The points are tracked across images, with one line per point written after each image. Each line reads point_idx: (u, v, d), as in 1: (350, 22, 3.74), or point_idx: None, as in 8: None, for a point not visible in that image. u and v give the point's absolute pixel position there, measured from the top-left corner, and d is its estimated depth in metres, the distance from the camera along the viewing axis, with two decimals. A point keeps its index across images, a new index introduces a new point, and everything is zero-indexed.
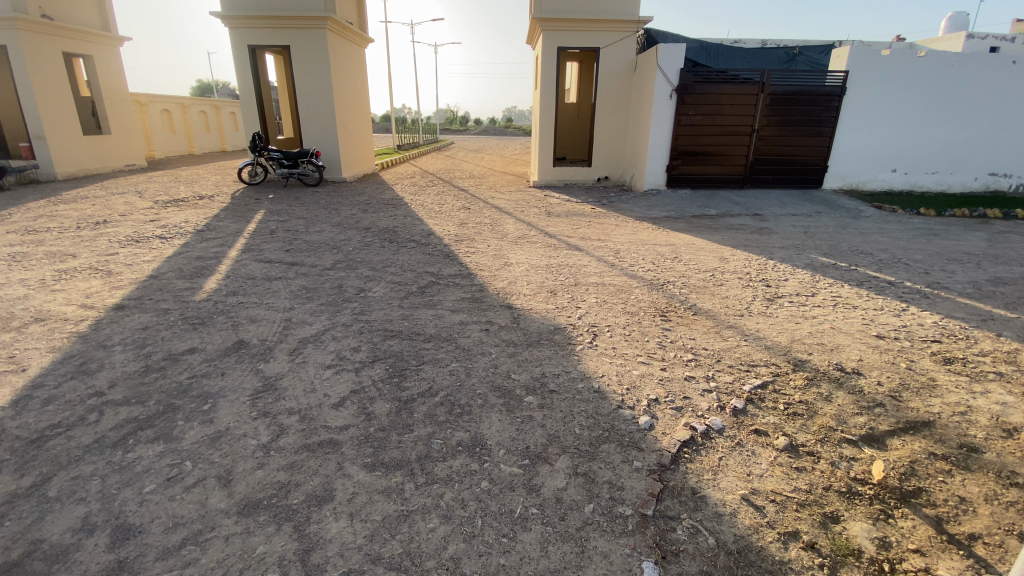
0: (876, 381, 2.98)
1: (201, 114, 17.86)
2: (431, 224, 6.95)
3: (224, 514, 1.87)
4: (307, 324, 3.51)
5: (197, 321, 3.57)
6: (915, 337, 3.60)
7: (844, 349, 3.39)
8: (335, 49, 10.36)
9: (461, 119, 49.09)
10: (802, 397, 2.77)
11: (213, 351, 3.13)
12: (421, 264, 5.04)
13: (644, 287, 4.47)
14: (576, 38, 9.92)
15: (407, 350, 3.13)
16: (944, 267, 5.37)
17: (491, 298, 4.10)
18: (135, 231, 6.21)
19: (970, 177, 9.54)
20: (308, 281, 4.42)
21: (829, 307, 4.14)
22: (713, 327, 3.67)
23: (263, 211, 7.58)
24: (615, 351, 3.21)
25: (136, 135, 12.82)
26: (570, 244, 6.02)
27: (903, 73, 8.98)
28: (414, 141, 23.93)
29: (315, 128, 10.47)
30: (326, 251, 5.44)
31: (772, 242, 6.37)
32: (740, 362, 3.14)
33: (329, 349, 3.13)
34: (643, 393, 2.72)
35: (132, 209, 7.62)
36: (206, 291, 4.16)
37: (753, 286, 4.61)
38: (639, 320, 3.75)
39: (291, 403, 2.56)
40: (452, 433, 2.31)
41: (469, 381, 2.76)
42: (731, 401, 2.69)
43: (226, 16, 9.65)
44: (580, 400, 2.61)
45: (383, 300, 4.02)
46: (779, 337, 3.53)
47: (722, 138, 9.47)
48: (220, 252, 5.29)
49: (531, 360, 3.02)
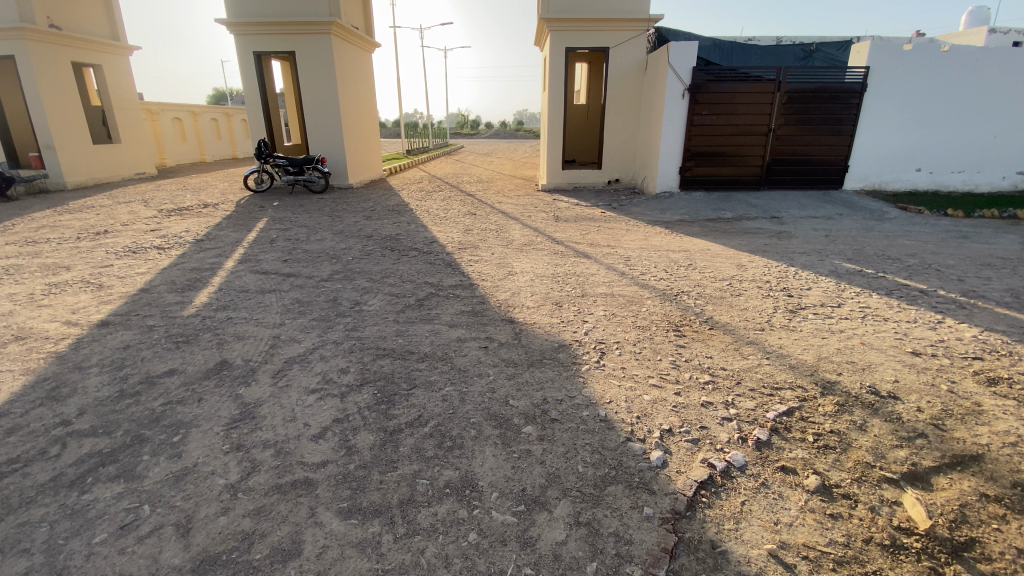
0: (916, 407, 2.67)
1: (212, 122, 17.93)
2: (435, 231, 6.76)
3: (177, 572, 1.65)
4: (295, 342, 3.30)
5: (181, 339, 3.38)
6: (955, 354, 3.27)
7: (877, 368, 3.08)
8: (340, 53, 10.23)
9: (472, 124, 49.07)
10: (834, 427, 2.48)
11: (193, 373, 2.93)
12: (421, 274, 4.82)
13: (657, 299, 4.20)
14: (585, 38, 9.68)
15: (398, 371, 2.90)
16: (979, 273, 5.01)
17: (492, 311, 3.85)
18: (133, 241, 6.09)
19: (997, 176, 9.09)
20: (302, 293, 4.23)
21: (857, 320, 3.83)
22: (731, 343, 3.39)
23: (265, 219, 7.45)
24: (625, 371, 2.95)
25: (146, 143, 12.83)
26: (578, 251, 5.76)
27: (929, 67, 8.56)
28: (424, 145, 23.85)
29: (321, 135, 10.35)
30: (324, 260, 5.26)
31: (791, 247, 6.05)
32: (763, 385, 2.86)
33: (316, 371, 2.92)
34: (655, 422, 2.45)
35: (136, 218, 7.54)
36: (195, 306, 3.98)
37: (774, 296, 4.31)
38: (651, 335, 3.48)
39: (267, 434, 2.35)
40: (440, 472, 2.07)
41: (462, 409, 2.52)
42: (754, 431, 2.41)
43: (231, 24, 9.59)
44: (586, 431, 2.35)
45: (378, 314, 3.80)
46: (804, 355, 3.24)
47: (737, 139, 9.13)
48: (216, 263, 5.13)
49: (532, 383, 2.77)
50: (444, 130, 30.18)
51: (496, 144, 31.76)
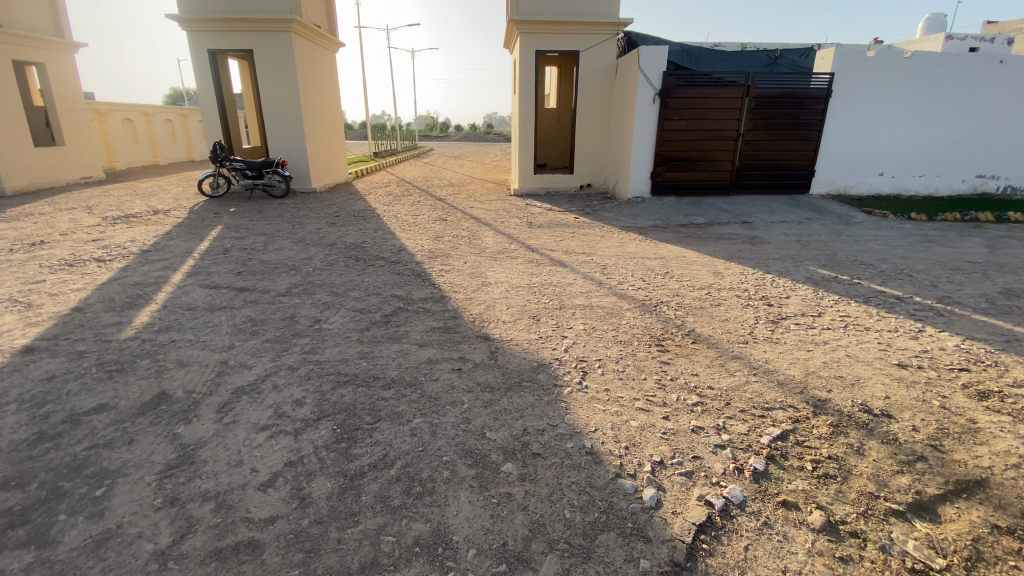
0: (911, 425, 2.56)
1: (166, 123, 17.04)
2: (404, 238, 6.45)
3: None
4: (245, 369, 2.98)
5: (115, 367, 3.00)
6: (940, 365, 3.20)
7: (866, 384, 2.97)
8: (302, 53, 9.80)
9: (441, 126, 48.63)
10: (831, 452, 2.34)
11: (125, 410, 2.57)
12: (388, 285, 4.53)
13: (636, 310, 4.03)
14: (555, 41, 9.54)
15: (361, 400, 2.62)
16: (951, 278, 5.06)
17: (465, 328, 3.60)
18: (71, 252, 5.58)
19: (957, 179, 9.39)
20: (256, 311, 3.88)
21: (839, 330, 3.74)
22: (716, 358, 3.23)
23: (220, 227, 6.99)
24: (608, 394, 2.74)
25: (93, 146, 12.01)
26: (554, 259, 5.57)
27: (890, 74, 8.78)
28: (392, 148, 23.38)
29: (282, 138, 9.88)
30: (283, 272, 4.90)
31: (766, 253, 6.00)
32: (753, 405, 2.69)
33: (267, 403, 2.60)
34: (645, 452, 2.26)
35: (77, 226, 6.97)
36: (134, 327, 3.58)
37: (754, 305, 4.20)
38: (633, 351, 3.29)
39: (206, 484, 2.05)
40: (409, 526, 1.82)
41: (434, 445, 2.27)
42: (750, 460, 2.24)
43: (183, 19, 9.07)
44: (570, 467, 2.14)
45: (340, 333, 3.50)
46: (791, 370, 3.11)
47: (707, 143, 9.12)
48: (163, 277, 4.71)
49: (510, 411, 2.54)
50: (412, 132, 29.69)
51: (466, 146, 31.48)
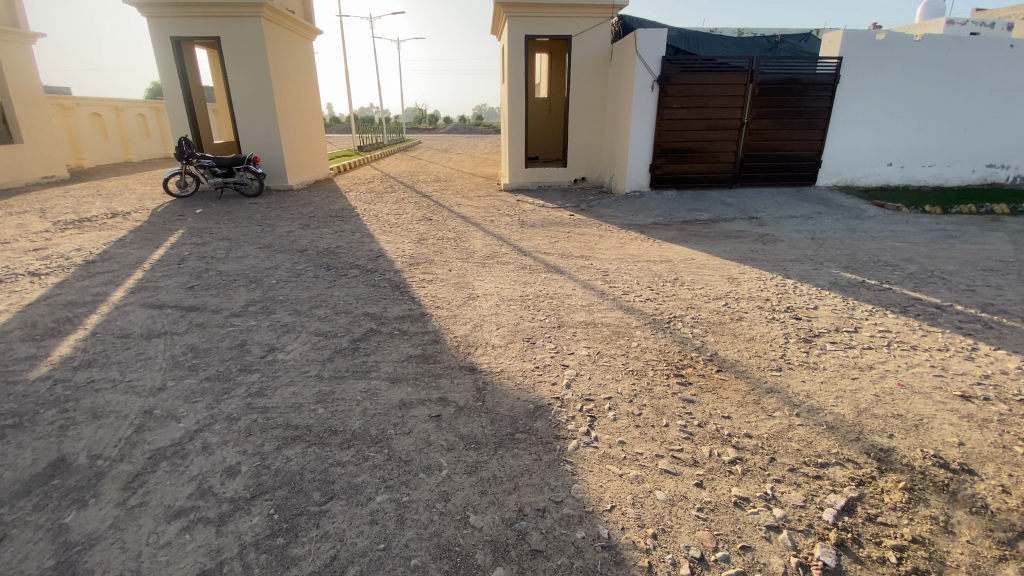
0: (1000, 485, 2.05)
1: (139, 118, 16.16)
2: (384, 241, 5.86)
3: None
4: (174, 421, 2.40)
5: (9, 423, 2.40)
6: (1009, 397, 2.68)
7: (931, 424, 2.44)
8: (275, 41, 9.12)
9: (429, 118, 47.82)
10: (914, 532, 1.81)
11: (5, 488, 1.99)
12: (360, 301, 3.96)
13: (646, 328, 3.49)
14: (546, 24, 8.93)
15: (310, 467, 2.06)
16: (986, 280, 4.57)
17: (448, 356, 3.04)
18: (5, 265, 4.94)
19: (967, 169, 8.92)
20: (200, 338, 3.29)
21: (883, 350, 3.22)
22: (749, 393, 2.69)
23: (181, 231, 6.36)
24: (624, 450, 2.20)
25: (56, 144, 11.20)
26: (549, 264, 5.01)
27: (900, 59, 8.25)
28: (378, 140, 22.59)
29: (255, 132, 9.20)
30: (241, 286, 4.30)
31: (780, 253, 5.49)
32: (804, 461, 2.16)
33: (190, 475, 2.04)
34: (678, 544, 1.72)
35: (22, 233, 6.32)
36: (49, 363, 2.98)
37: (780, 320, 3.67)
38: (648, 384, 2.75)
39: None
40: None
41: (399, 540, 1.71)
42: (816, 551, 1.71)
43: (143, 4, 8.39)
44: (582, 573, 1.60)
45: (298, 366, 2.93)
46: (839, 407, 2.58)
47: (709, 133, 8.58)
48: (101, 294, 4.10)
49: (500, 481, 1.98)
50: (399, 124, 28.82)
51: (456, 139, 30.69)
